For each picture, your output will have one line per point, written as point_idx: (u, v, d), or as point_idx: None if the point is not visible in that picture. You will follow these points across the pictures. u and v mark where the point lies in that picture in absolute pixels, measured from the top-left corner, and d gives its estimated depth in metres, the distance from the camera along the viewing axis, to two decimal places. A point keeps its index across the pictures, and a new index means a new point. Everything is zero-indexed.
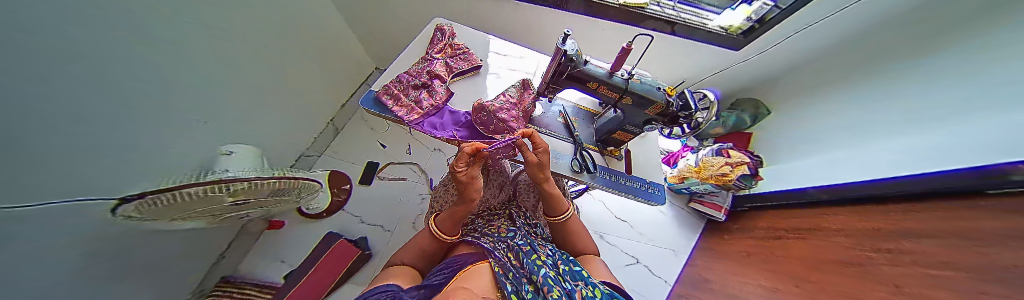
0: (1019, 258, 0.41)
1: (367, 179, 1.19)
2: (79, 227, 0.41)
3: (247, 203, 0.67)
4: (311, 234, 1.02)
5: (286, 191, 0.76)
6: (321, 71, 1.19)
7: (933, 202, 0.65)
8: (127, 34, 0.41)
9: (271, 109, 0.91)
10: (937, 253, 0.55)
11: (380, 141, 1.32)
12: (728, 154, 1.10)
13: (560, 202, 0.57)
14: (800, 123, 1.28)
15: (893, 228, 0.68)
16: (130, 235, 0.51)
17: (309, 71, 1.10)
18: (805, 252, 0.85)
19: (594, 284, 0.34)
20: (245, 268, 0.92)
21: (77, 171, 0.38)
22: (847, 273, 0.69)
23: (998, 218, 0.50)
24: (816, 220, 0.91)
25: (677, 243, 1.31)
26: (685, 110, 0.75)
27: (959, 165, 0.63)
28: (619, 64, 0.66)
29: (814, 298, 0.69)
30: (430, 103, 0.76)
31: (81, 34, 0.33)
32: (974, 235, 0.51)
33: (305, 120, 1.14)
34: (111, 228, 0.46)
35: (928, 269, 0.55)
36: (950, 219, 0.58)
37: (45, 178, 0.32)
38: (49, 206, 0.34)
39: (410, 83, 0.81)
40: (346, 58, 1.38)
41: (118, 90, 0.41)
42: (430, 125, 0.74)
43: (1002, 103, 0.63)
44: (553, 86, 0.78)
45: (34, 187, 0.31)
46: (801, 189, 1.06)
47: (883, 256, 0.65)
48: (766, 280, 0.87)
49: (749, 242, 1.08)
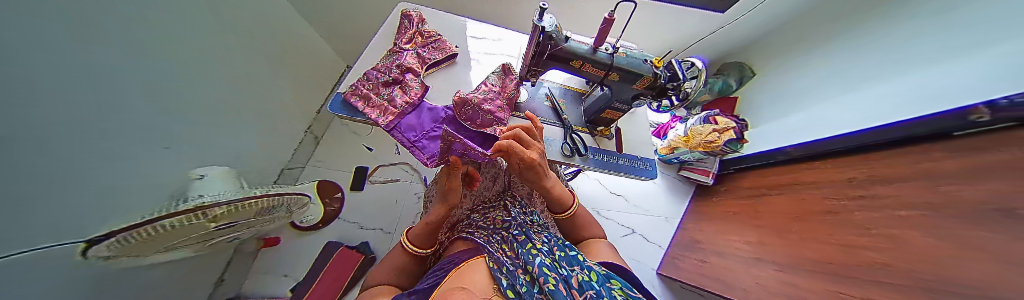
0: (981, 194, 0.45)
1: (357, 184, 1.15)
2: (72, 273, 0.39)
3: (233, 226, 0.64)
4: (312, 245, 1.02)
5: (274, 209, 0.74)
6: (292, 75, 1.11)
7: (897, 147, 0.70)
8: (91, 61, 0.38)
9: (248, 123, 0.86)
10: (903, 194, 0.61)
11: (365, 144, 1.27)
12: (716, 120, 1.12)
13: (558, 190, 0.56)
14: (780, 82, 1.30)
15: (864, 176, 0.73)
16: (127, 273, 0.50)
17: (279, 78, 1.02)
18: (785, 205, 0.92)
19: (590, 268, 0.35)
20: (251, 288, 0.92)
21: (65, 213, 0.36)
22: (826, 221, 0.76)
23: (956, 157, 0.54)
24: (795, 175, 0.97)
25: (669, 211, 1.37)
26: (674, 82, 0.72)
27: (930, 110, 0.65)
28: (601, 38, 0.63)
29: (801, 249, 0.77)
30: (404, 101, 0.73)
31: (51, 65, 0.31)
32: (936, 175, 0.56)
33: (285, 131, 1.08)
34: (103, 269, 0.45)
35: (897, 210, 0.60)
36: (913, 161, 0.63)
37: (36, 224, 0.31)
38: (41, 250, 0.32)
39: (379, 80, 0.75)
40: (314, 58, 1.27)
41: (92, 122, 0.39)
42: (408, 125, 0.71)
43: (966, 45, 0.66)
44: (535, 69, 0.74)
45: (26, 234, 0.30)
46: (780, 149, 1.10)
47: (856, 202, 0.71)
48: (753, 235, 0.95)
49: (733, 202, 1.14)
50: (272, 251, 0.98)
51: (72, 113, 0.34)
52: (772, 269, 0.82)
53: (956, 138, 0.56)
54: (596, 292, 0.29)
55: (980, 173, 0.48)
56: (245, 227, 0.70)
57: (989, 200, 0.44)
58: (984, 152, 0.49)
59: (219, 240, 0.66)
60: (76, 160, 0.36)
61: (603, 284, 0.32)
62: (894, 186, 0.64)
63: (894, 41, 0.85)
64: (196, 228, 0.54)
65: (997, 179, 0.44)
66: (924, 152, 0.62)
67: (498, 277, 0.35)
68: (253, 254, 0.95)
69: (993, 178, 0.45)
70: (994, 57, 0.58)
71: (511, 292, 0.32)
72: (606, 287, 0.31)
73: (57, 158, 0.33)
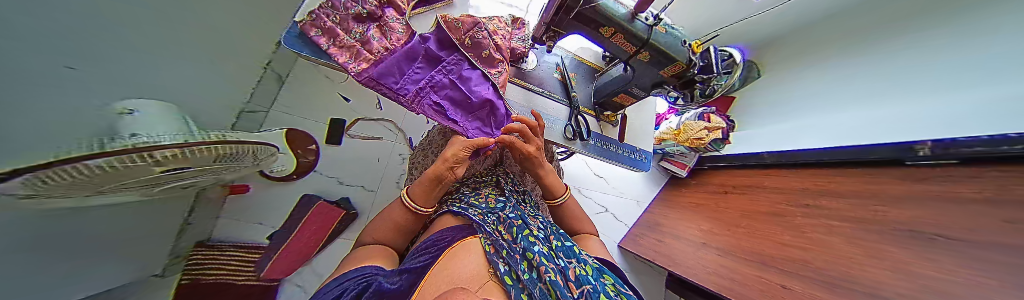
0: (919, 222, 0.54)
1: (334, 138, 1.07)
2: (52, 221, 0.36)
3: (185, 172, 0.56)
4: (286, 195, 0.98)
5: (235, 157, 0.66)
6: None
7: (856, 167, 0.78)
8: None
9: None
10: (843, 208, 0.71)
11: (342, 93, 1.13)
12: (710, 118, 1.14)
13: (559, 184, 0.57)
14: (776, 87, 1.29)
15: (818, 188, 0.83)
16: (99, 217, 0.45)
17: None
18: (741, 203, 1.03)
19: (585, 261, 0.36)
20: (222, 232, 0.89)
21: None
22: (770, 221, 0.87)
23: (905, 184, 0.62)
24: (759, 179, 1.06)
25: (642, 195, 1.49)
26: (706, 73, 0.69)
27: (917, 138, 0.69)
28: (646, 3, 0.54)
29: (741, 241, 0.90)
30: (382, 46, 0.55)
31: None
32: (879, 197, 0.66)
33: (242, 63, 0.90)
34: (77, 212, 0.41)
35: (831, 221, 0.71)
36: (865, 182, 0.72)
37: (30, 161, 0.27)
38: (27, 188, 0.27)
39: (349, 11, 0.55)
40: None
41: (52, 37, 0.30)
42: (383, 72, 0.53)
43: (970, 73, 0.67)
44: (555, 29, 0.64)
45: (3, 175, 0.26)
46: (757, 153, 1.17)
47: (801, 209, 0.82)
48: (705, 225, 1.08)
49: (699, 195, 1.26)
50: (238, 199, 0.92)
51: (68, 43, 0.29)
52: (715, 254, 0.95)
53: (915, 167, 0.63)
54: (593, 287, 0.30)
55: (923, 203, 0.56)
56: (201, 174, 0.62)
57: (925, 227, 0.52)
58: (927, 183, 0.59)
59: (172, 187, 0.59)
60: (62, 93, 0.31)
61: (597, 278, 0.33)
62: (839, 201, 0.74)
63: (915, 58, 0.80)
64: (145, 173, 0.46)
65: (941, 212, 0.52)
66: (874, 175, 0.71)
67: (494, 262, 0.35)
68: (222, 201, 0.89)
69: (937, 210, 0.53)
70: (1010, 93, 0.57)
71: (508, 278, 0.33)
72: (600, 282, 0.33)
73: (52, 95, 0.29)
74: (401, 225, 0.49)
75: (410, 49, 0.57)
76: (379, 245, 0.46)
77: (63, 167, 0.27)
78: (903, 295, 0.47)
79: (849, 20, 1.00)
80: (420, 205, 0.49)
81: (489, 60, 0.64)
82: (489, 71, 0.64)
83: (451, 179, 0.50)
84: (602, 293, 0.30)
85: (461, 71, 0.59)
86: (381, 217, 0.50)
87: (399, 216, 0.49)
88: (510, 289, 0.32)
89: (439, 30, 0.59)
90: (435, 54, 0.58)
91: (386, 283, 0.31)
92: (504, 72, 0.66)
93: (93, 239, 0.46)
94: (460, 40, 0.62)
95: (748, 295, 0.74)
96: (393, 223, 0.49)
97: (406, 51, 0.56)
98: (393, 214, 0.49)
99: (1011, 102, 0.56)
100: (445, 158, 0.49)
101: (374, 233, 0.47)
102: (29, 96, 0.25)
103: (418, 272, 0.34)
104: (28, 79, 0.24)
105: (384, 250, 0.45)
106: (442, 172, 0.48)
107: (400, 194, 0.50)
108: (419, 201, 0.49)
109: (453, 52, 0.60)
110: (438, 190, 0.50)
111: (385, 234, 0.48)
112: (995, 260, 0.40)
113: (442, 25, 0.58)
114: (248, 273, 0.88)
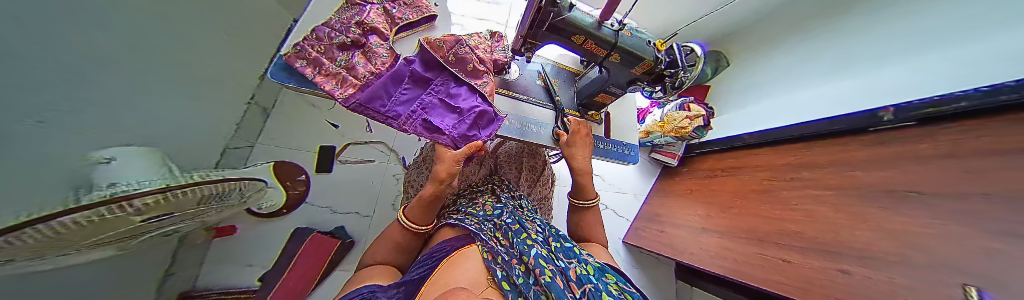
0: (892, 182, 0.58)
1: (325, 166, 1.05)
2: (28, 286, 0.34)
3: (169, 218, 0.54)
4: (277, 231, 0.94)
5: (222, 196, 0.64)
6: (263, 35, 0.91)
7: (828, 137, 0.83)
8: None
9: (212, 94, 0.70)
10: (823, 177, 0.76)
11: (330, 120, 1.12)
12: (689, 107, 1.21)
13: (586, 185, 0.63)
14: (746, 72, 1.39)
15: (798, 161, 0.87)
16: (71, 277, 0.42)
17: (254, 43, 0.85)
18: (732, 185, 1.06)
19: (586, 262, 0.37)
20: (207, 277, 0.83)
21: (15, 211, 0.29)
22: (760, 198, 0.91)
23: (872, 148, 0.68)
24: (744, 160, 1.11)
25: (638, 189, 1.51)
26: (672, 68, 0.73)
27: (869, 107, 0.77)
28: (608, 12, 0.58)
29: (737, 221, 0.93)
30: (367, 70, 0.57)
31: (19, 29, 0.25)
32: (851, 163, 0.71)
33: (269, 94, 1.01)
34: (48, 274, 0.38)
35: (814, 191, 0.76)
36: (837, 151, 0.77)
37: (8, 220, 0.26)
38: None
39: (333, 41, 0.58)
40: None
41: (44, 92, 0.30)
42: (371, 96, 0.54)
43: (920, 45, 0.76)
44: (531, 41, 0.68)
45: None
46: (737, 135, 1.22)
47: (785, 183, 0.86)
48: (702, 210, 1.11)
49: (692, 181, 1.30)
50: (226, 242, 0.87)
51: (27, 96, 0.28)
52: (715, 237, 0.97)
53: (876, 132, 0.69)
54: (593, 286, 0.31)
55: (892, 164, 0.60)
56: (185, 218, 0.59)
57: (898, 186, 0.56)
58: (890, 145, 0.64)
59: (154, 235, 0.56)
60: (27, 150, 0.29)
61: (599, 277, 0.34)
62: (818, 171, 0.78)
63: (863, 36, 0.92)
64: (123, 223, 0.43)
65: (907, 169, 0.56)
66: (843, 143, 0.77)
67: (492, 268, 0.36)
68: (205, 245, 0.84)
69: (906, 169, 0.57)
70: (1004, 43, 0.59)
71: (507, 284, 0.34)
72: (602, 280, 0.34)
73: (14, 155, 0.27)
74: (401, 244, 0.49)
75: (396, 71, 0.58)
76: (382, 265, 0.44)
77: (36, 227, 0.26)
78: (892, 253, 0.50)
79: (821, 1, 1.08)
80: (418, 222, 0.49)
81: (476, 73, 0.66)
82: (476, 83, 0.65)
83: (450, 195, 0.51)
84: (603, 291, 0.30)
85: (449, 90, 0.61)
86: (380, 239, 0.50)
87: (399, 234, 0.49)
88: (508, 293, 0.32)
89: (423, 52, 0.60)
90: (421, 75, 0.59)
91: (383, 298, 0.31)
92: (490, 82, 0.68)
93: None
94: (444, 58, 0.64)
95: (752, 273, 0.76)
96: (395, 243, 0.48)
97: (392, 74, 0.57)
98: (392, 234, 0.49)
99: (1008, 49, 0.57)
100: (440, 178, 0.49)
101: (374, 254, 0.46)
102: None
103: (416, 283, 0.34)
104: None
105: (387, 269, 0.44)
106: (441, 191, 0.48)
107: (398, 214, 0.50)
108: (418, 220, 0.49)
109: (439, 71, 0.62)
110: (437, 206, 0.50)
111: (385, 254, 0.47)
112: (967, 210, 0.43)
113: (425, 43, 0.60)
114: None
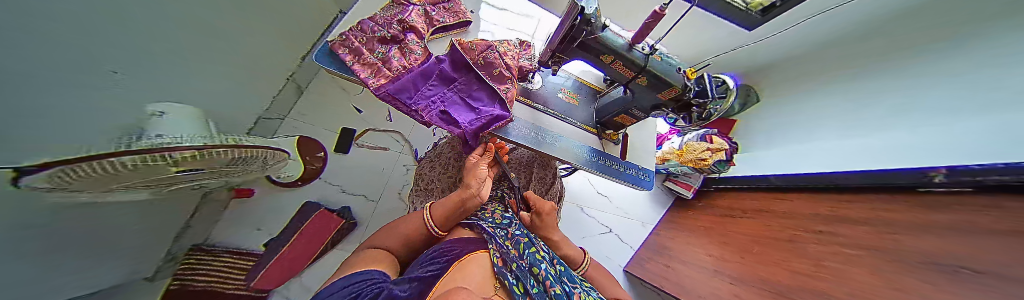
0: (929, 251, 0.52)
1: (343, 147, 1.10)
2: (66, 218, 0.37)
3: (199, 173, 0.58)
4: (285, 203, 0.98)
5: (248, 161, 0.68)
6: (315, 23, 1.00)
7: (864, 193, 0.76)
8: None
9: (252, 66, 0.77)
10: (856, 236, 0.68)
11: (355, 104, 1.18)
12: (711, 140, 1.16)
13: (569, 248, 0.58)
14: (777, 111, 1.32)
15: (829, 214, 0.80)
16: (108, 215, 0.47)
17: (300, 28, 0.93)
18: (751, 229, 0.99)
19: (586, 291, 0.42)
20: (219, 236, 0.88)
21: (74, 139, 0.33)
22: (782, 247, 0.84)
23: (914, 211, 0.61)
24: (768, 204, 1.03)
25: (647, 216, 1.44)
26: (701, 97, 0.71)
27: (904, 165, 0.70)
28: (642, 35, 0.58)
29: (753, 269, 0.86)
30: (400, 64, 0.60)
31: None
32: (888, 225, 0.64)
33: (308, 74, 1.09)
34: (91, 209, 0.42)
35: (844, 249, 0.69)
36: (875, 209, 0.70)
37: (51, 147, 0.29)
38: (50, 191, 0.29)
39: (374, 34, 0.63)
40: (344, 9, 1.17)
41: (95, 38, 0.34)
42: (400, 90, 0.57)
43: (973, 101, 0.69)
44: (559, 55, 0.69)
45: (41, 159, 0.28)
46: (764, 176, 1.15)
47: (813, 236, 0.79)
48: (715, 250, 1.04)
49: (707, 218, 1.22)
50: (241, 204, 0.93)
51: (76, 41, 0.31)
52: (726, 282, 0.90)
53: (921, 194, 0.62)
54: None
55: (931, 230, 0.54)
56: (213, 176, 0.64)
57: (938, 256, 0.50)
58: (935, 211, 0.57)
59: (183, 187, 0.61)
60: (76, 93, 0.33)
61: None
62: (852, 228, 0.71)
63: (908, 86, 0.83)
64: (159, 172, 0.47)
65: (950, 239, 0.50)
66: (885, 201, 0.69)
67: (504, 275, 0.39)
68: (224, 204, 0.90)
69: (951, 239, 0.50)
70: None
71: (518, 289, 0.37)
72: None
73: (57, 89, 0.30)
74: (412, 238, 0.50)
75: (425, 68, 0.61)
76: (379, 248, 0.45)
77: (82, 164, 0.29)
78: None
79: (843, 50, 1.03)
80: (441, 226, 0.51)
81: (501, 80, 0.66)
82: (499, 87, 0.65)
83: (475, 201, 0.53)
84: None
85: (471, 92, 0.63)
86: (384, 228, 0.52)
87: (411, 228, 0.51)
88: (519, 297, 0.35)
89: (453, 52, 0.63)
90: (448, 74, 0.62)
91: (396, 291, 0.31)
92: (513, 90, 0.67)
93: (99, 240, 0.46)
94: (474, 60, 0.65)
95: None
96: (404, 236, 0.50)
97: (422, 70, 0.60)
98: (406, 226, 0.51)
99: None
100: (468, 182, 0.54)
101: (378, 239, 0.48)
102: (33, 93, 0.26)
103: (429, 282, 0.34)
104: (28, 74, 0.25)
105: (384, 253, 0.44)
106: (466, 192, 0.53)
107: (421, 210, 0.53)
108: (441, 224, 0.51)
109: (465, 72, 0.64)
110: (460, 213, 0.52)
111: (396, 243, 0.48)
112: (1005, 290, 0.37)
113: (456, 42, 0.63)
114: (215, 273, 0.82)
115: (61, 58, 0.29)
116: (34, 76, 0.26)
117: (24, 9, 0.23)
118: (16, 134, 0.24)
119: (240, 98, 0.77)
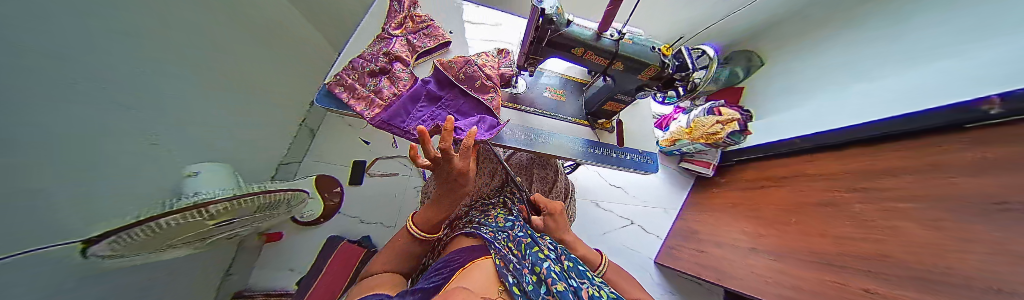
0: (993, 192, 0.45)
1: (355, 178, 1.15)
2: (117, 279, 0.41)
3: (232, 223, 0.63)
4: (311, 240, 1.03)
5: (273, 206, 0.74)
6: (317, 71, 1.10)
7: (901, 139, 0.69)
8: None
9: (268, 119, 0.85)
10: (904, 187, 0.61)
11: (362, 137, 1.25)
12: (720, 112, 1.09)
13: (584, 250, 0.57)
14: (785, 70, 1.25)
15: (868, 168, 0.73)
16: (153, 273, 0.51)
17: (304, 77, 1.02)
18: (783, 198, 0.92)
19: (598, 286, 0.40)
20: (256, 281, 0.93)
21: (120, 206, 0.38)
22: (824, 213, 0.76)
23: (965, 150, 0.54)
24: (798, 169, 0.95)
25: (667, 202, 1.37)
26: (682, 71, 0.70)
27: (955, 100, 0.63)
28: (606, 23, 0.59)
29: (795, 240, 0.79)
30: (391, 92, 0.64)
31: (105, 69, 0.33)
32: (938, 169, 0.57)
33: (316, 117, 1.18)
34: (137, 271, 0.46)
35: (895, 204, 0.62)
36: (917, 154, 0.63)
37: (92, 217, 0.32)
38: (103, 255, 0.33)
39: (364, 69, 0.68)
40: None
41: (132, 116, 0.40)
42: (392, 115, 0.60)
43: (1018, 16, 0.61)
44: (533, 57, 0.70)
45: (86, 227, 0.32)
46: (788, 139, 1.06)
47: (855, 195, 0.71)
48: (748, 227, 0.96)
49: (733, 194, 1.14)
50: (272, 247, 0.99)
51: (122, 127, 0.37)
52: (771, 260, 0.83)
53: (967, 130, 0.56)
54: None
55: (990, 168, 0.48)
56: (245, 223, 0.70)
57: (1004, 196, 0.44)
58: (989, 145, 0.50)
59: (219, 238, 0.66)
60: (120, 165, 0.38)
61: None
62: (897, 179, 0.64)
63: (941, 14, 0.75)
64: (197, 227, 0.51)
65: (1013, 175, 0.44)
66: (928, 144, 0.62)
67: (505, 275, 0.38)
68: (258, 249, 0.96)
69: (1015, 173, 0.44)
70: None
71: (519, 289, 0.36)
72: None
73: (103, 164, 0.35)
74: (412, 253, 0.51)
75: (414, 91, 0.64)
76: (387, 273, 0.47)
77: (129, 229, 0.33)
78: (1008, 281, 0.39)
79: None
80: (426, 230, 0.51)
81: (483, 88, 0.69)
82: (484, 97, 0.68)
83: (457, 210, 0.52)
84: None
85: (458, 105, 0.66)
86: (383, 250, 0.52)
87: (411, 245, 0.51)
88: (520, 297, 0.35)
89: (437, 72, 0.67)
90: (435, 93, 0.65)
91: None
92: (497, 97, 0.69)
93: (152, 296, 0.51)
94: (455, 76, 0.68)
95: None
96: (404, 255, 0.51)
97: (410, 94, 0.63)
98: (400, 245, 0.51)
99: None
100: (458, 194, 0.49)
101: (381, 263, 0.49)
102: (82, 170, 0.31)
103: (431, 291, 0.35)
104: (42, 114, 0.24)
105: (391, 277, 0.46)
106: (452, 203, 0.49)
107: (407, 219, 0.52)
108: (425, 229, 0.50)
109: (450, 88, 0.67)
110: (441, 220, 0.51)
111: (391, 263, 0.49)
112: None
113: (438, 59, 0.65)
114: None
115: (105, 144, 0.34)
116: (82, 155, 0.31)
117: (72, 101, 0.28)
118: (66, 211, 0.28)
119: (259, 149, 0.84)
